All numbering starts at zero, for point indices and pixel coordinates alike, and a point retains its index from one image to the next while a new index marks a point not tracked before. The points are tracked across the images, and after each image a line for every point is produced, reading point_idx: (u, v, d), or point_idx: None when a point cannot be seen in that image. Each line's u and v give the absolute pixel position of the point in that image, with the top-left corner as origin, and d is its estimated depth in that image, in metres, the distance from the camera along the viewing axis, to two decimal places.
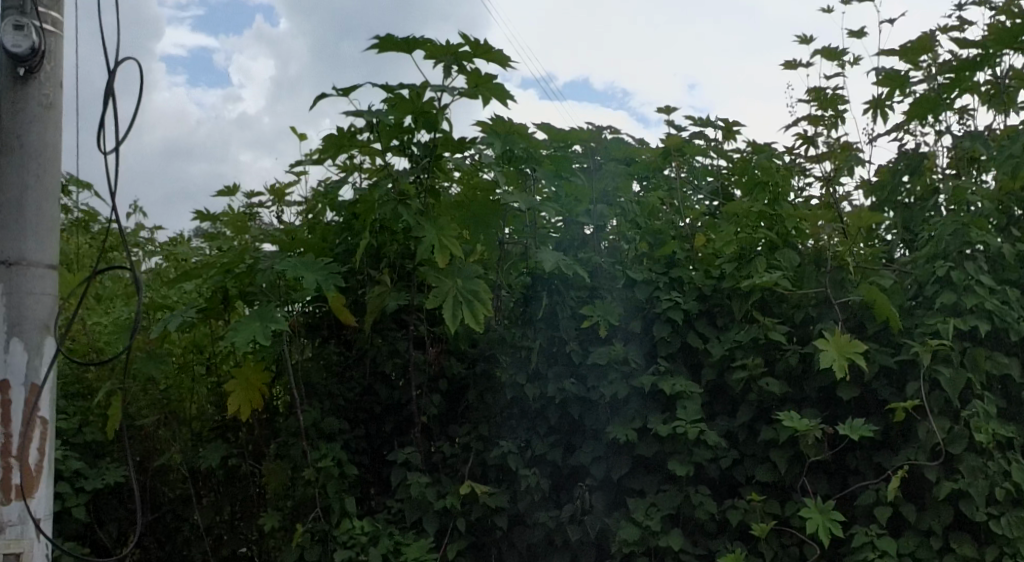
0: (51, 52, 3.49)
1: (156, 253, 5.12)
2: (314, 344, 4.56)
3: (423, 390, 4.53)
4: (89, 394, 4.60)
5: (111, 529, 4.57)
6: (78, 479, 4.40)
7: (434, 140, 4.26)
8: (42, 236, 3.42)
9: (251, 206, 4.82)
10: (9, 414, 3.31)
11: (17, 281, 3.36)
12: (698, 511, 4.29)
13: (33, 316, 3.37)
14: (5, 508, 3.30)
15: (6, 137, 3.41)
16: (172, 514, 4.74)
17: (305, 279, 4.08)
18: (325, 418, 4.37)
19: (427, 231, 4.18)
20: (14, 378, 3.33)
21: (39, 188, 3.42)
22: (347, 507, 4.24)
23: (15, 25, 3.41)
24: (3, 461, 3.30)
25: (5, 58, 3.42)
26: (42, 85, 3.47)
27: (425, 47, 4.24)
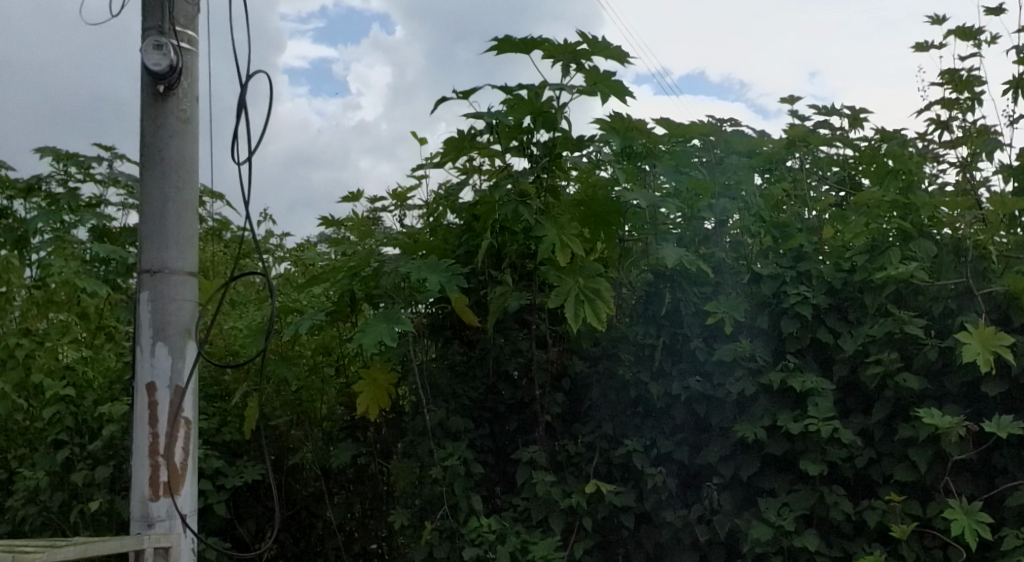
0: (188, 69, 3.66)
1: (285, 259, 5.31)
2: (438, 345, 4.60)
3: (546, 388, 4.53)
4: (225, 396, 4.81)
5: (250, 525, 4.75)
6: (219, 477, 4.58)
7: (553, 139, 4.28)
8: (183, 244, 3.58)
9: (375, 211, 4.93)
10: (156, 415, 3.48)
11: (162, 289, 3.53)
12: (833, 511, 4.17)
13: (176, 322, 3.54)
14: (154, 504, 3.46)
15: (149, 151, 3.59)
16: (306, 511, 4.89)
17: (429, 280, 4.15)
18: (451, 417, 4.42)
19: (548, 231, 4.18)
20: (160, 380, 3.50)
21: (179, 199, 3.58)
22: (475, 505, 4.29)
23: (155, 44, 3.60)
24: (151, 459, 3.47)
25: (147, 76, 3.61)
26: (180, 101, 3.64)
27: (542, 47, 4.25)
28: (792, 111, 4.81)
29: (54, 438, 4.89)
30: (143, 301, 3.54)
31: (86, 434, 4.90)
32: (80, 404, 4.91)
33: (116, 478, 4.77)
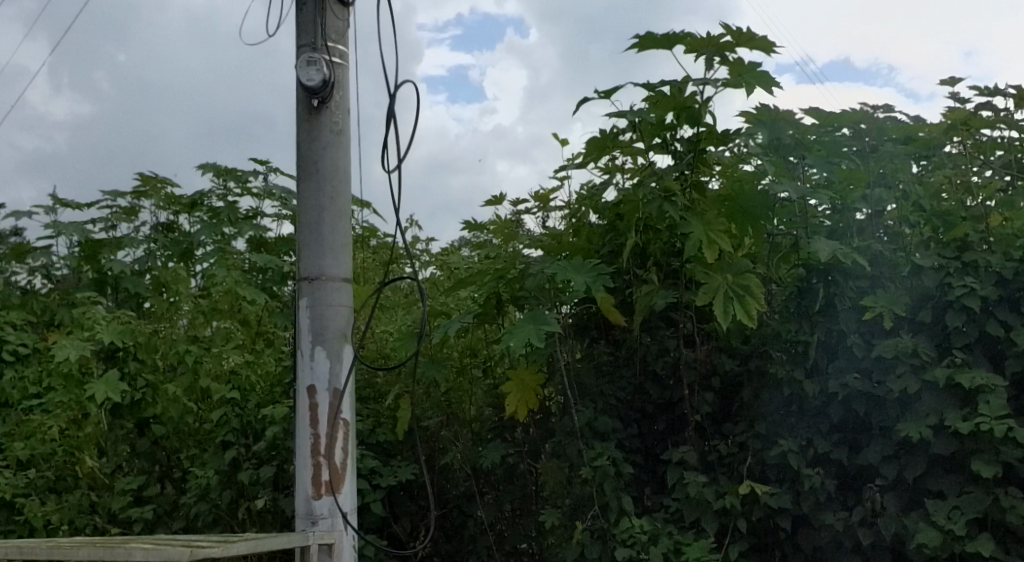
0: (339, 82, 3.79)
1: (430, 264, 5.40)
2: (584, 345, 4.59)
3: (695, 387, 4.44)
4: (378, 398, 4.93)
5: (405, 523, 4.85)
6: (374, 476, 4.70)
7: (698, 134, 4.23)
8: (338, 251, 3.70)
9: (518, 213, 4.97)
10: (317, 416, 3.60)
11: (320, 295, 3.66)
12: (1009, 515, 3.97)
13: (333, 327, 3.66)
14: (317, 503, 3.57)
15: (305, 163, 3.73)
16: (457, 510, 4.95)
17: (573, 281, 4.16)
18: (599, 417, 4.41)
19: (694, 227, 4.12)
20: (320, 383, 3.62)
21: (333, 208, 3.70)
22: (626, 505, 4.27)
23: (309, 60, 3.74)
24: (314, 459, 3.59)
25: (301, 91, 3.75)
26: (333, 114, 3.77)
27: (685, 41, 4.20)
28: (952, 94, 4.59)
29: (222, 439, 5.17)
30: (302, 307, 3.67)
31: (250, 435, 5.15)
32: (244, 407, 5.20)
33: (279, 476, 4.98)
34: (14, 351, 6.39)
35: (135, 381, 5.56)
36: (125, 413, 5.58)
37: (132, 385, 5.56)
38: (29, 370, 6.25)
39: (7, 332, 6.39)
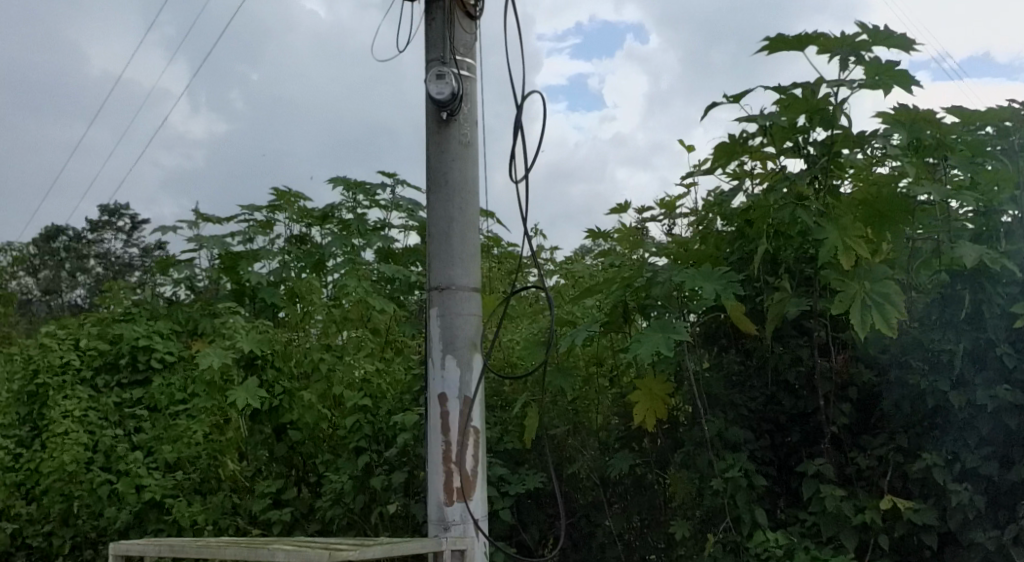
0: (467, 95, 3.85)
1: (555, 272, 5.43)
2: (713, 353, 4.54)
3: (832, 397, 4.32)
4: (505, 406, 4.94)
5: (533, 531, 4.85)
6: (502, 484, 4.71)
7: (833, 137, 4.09)
8: (467, 261, 3.74)
9: (643, 221, 4.93)
10: (448, 423, 3.64)
11: (450, 304, 3.71)
12: None
13: (463, 335, 3.70)
14: (449, 509, 3.61)
15: (434, 175, 3.79)
16: (586, 520, 4.88)
17: (704, 289, 4.11)
18: (730, 428, 4.32)
19: (829, 234, 4.01)
20: (450, 391, 3.66)
21: (462, 219, 3.75)
22: (759, 518, 4.18)
23: (438, 74, 3.81)
24: (445, 466, 3.63)
25: (431, 105, 3.81)
26: (462, 126, 3.82)
27: (818, 42, 4.10)
28: None
29: (355, 445, 5.24)
30: (433, 317, 3.73)
31: (382, 441, 5.23)
32: (376, 414, 5.29)
33: (410, 483, 5.08)
34: (162, 359, 6.68)
35: (274, 388, 5.74)
36: (264, 419, 5.77)
37: (270, 392, 5.75)
38: (176, 377, 6.53)
39: (155, 340, 6.67)
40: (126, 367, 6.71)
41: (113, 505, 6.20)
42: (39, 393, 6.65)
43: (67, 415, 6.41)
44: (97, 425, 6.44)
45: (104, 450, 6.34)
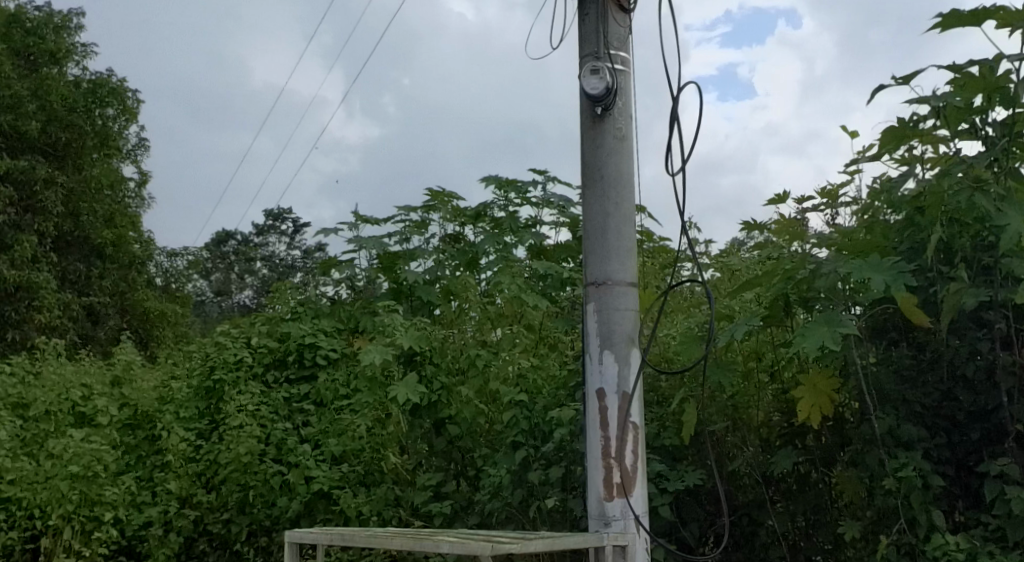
0: (622, 89, 3.82)
1: (711, 266, 5.34)
2: (882, 348, 4.34)
3: (1016, 394, 4.08)
4: (662, 402, 4.88)
5: (693, 528, 4.76)
6: (661, 480, 4.65)
7: (1015, 117, 3.94)
8: (623, 255, 3.71)
9: (804, 211, 4.76)
10: (607, 419, 3.62)
11: (607, 299, 3.69)
12: None
13: (620, 331, 3.67)
14: (609, 504, 3.59)
15: (589, 170, 3.78)
16: (748, 519, 4.74)
17: (873, 280, 3.93)
18: (902, 425, 4.14)
19: (1012, 219, 3.79)
20: (608, 386, 3.64)
21: (618, 213, 3.72)
22: (936, 520, 3.98)
23: (592, 69, 3.79)
24: (605, 462, 3.61)
25: (585, 100, 3.81)
26: (616, 120, 3.80)
27: (996, 16, 3.87)
28: None
29: (513, 439, 5.31)
30: (589, 312, 3.71)
31: (539, 436, 5.25)
32: (531, 409, 5.31)
33: (568, 478, 5.05)
34: (326, 356, 6.96)
35: (432, 383, 5.80)
36: (423, 413, 5.84)
37: (429, 387, 5.80)
38: (340, 373, 6.79)
39: (319, 339, 6.99)
40: (294, 363, 7.06)
41: (284, 494, 6.46)
42: (217, 388, 7.08)
43: (242, 409, 6.73)
44: (268, 419, 6.75)
45: (276, 443, 6.65)
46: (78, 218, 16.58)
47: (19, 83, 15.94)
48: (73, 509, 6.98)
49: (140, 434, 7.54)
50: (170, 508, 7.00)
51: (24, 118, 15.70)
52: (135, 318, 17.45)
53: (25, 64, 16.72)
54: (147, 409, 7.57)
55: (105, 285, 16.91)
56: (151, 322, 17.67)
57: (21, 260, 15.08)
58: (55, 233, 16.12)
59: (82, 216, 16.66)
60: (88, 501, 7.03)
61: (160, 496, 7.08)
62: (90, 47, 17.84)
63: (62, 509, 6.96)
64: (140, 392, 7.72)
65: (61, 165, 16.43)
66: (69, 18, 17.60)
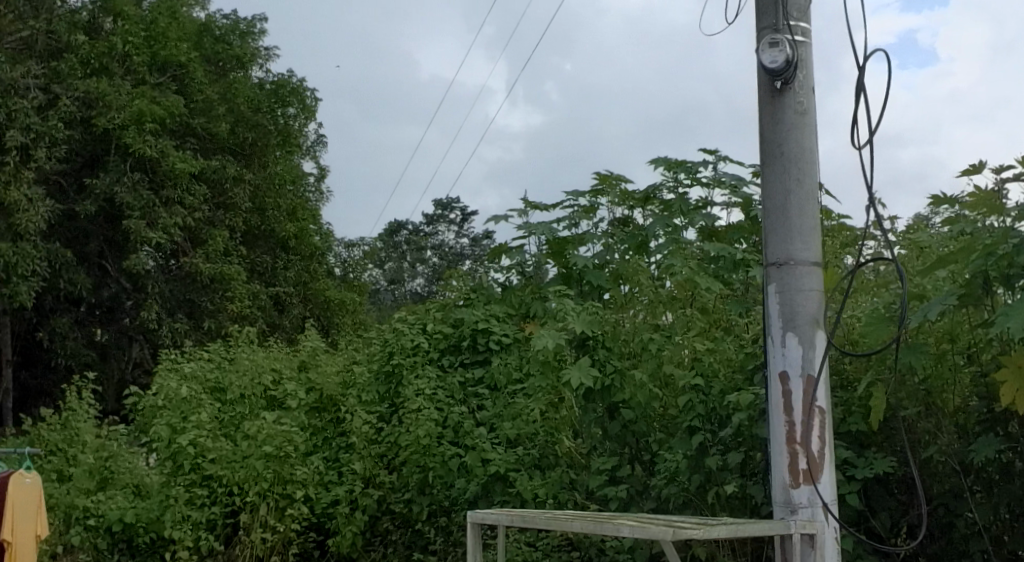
0: (803, 62, 3.67)
1: (896, 244, 5.11)
2: None
3: None
4: (847, 387, 4.68)
5: (884, 518, 4.59)
6: (848, 467, 4.50)
7: None
8: (807, 235, 3.57)
9: (1003, 181, 4.45)
10: (791, 403, 3.50)
11: (789, 279, 3.57)
12: None
13: (804, 312, 3.54)
14: (796, 491, 3.47)
15: (769, 148, 3.65)
16: (945, 508, 4.54)
17: None
18: None
19: None
20: (792, 370, 3.52)
21: (800, 190, 3.58)
22: None
23: (771, 42, 3.66)
24: (789, 448, 3.49)
25: (764, 74, 3.68)
26: (797, 94, 3.65)
27: None
28: None
29: (688, 424, 5.23)
30: (771, 294, 3.60)
31: (716, 421, 5.21)
32: (708, 393, 5.23)
33: (747, 463, 5.05)
34: (499, 341, 7.10)
35: (604, 366, 5.67)
36: (597, 397, 5.71)
37: (602, 371, 5.65)
38: (512, 357, 6.87)
39: (492, 324, 7.13)
40: (467, 348, 7.25)
41: (462, 476, 6.62)
42: (395, 372, 7.29)
43: (419, 393, 6.95)
44: (445, 402, 6.94)
45: (453, 426, 6.81)
46: (265, 213, 17.42)
47: (211, 87, 16.88)
48: (267, 486, 7.36)
49: (326, 416, 7.95)
50: (355, 487, 7.28)
51: (215, 121, 16.58)
52: (317, 307, 18.21)
53: (215, 69, 17.70)
54: (331, 393, 7.94)
55: (290, 276, 17.68)
56: (331, 310, 18.38)
57: (214, 253, 15.96)
58: (244, 227, 16.99)
59: (268, 211, 17.49)
60: (280, 479, 7.41)
61: (347, 476, 7.36)
62: (273, 49, 18.68)
63: (258, 486, 7.34)
64: (325, 376, 8.07)
65: (248, 164, 17.36)
66: (254, 24, 18.47)
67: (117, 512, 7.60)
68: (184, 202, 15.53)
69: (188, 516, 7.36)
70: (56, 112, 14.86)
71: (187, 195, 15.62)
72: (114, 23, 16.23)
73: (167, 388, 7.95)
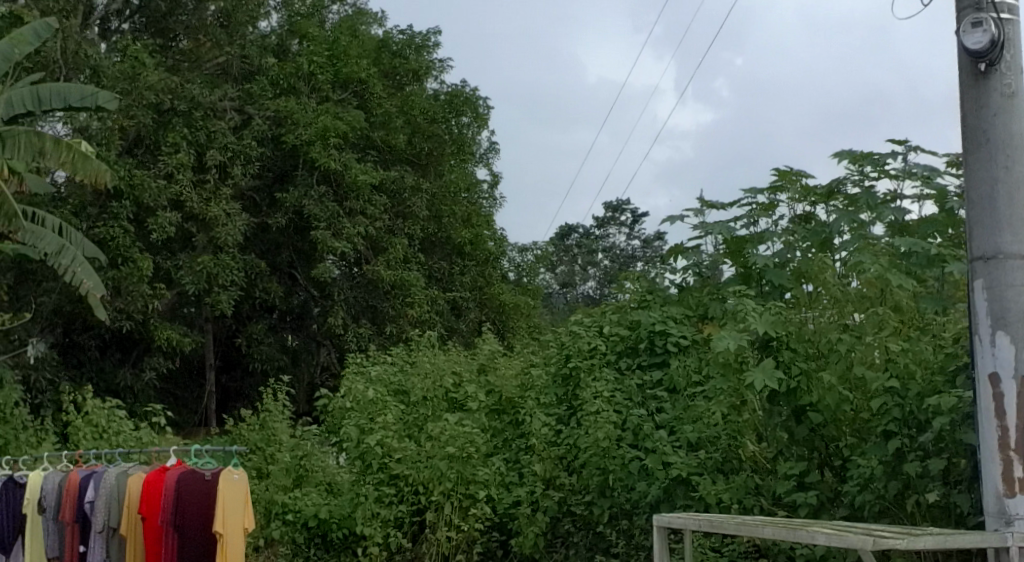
0: (1010, 40, 3.44)
1: None
2: None
3: None
4: None
5: None
6: None
7: None
8: (1017, 228, 3.35)
9: None
10: (1003, 407, 3.28)
11: (998, 275, 3.35)
12: None
13: (1017, 309, 3.32)
14: (1011, 501, 3.26)
15: (974, 134, 3.44)
16: None
17: None
18: None
19: None
20: (1004, 371, 3.30)
21: (1008, 179, 3.37)
22: None
23: (974, 22, 3.45)
24: (1003, 454, 3.29)
25: (966, 57, 3.47)
26: (1004, 76, 3.43)
27: None
28: None
29: (883, 428, 5.03)
30: (978, 290, 3.39)
31: (914, 425, 4.95)
32: (905, 396, 4.98)
33: (951, 470, 4.82)
34: (677, 342, 6.99)
35: (789, 369, 5.49)
36: (782, 401, 5.58)
37: (787, 372, 5.49)
38: (691, 359, 6.80)
39: (669, 326, 7.02)
40: (645, 351, 7.20)
41: (643, 480, 6.54)
42: (573, 375, 7.36)
43: (598, 396, 6.92)
44: (624, 405, 6.88)
45: (632, 429, 6.71)
46: (441, 220, 17.82)
47: (389, 100, 17.42)
48: (452, 486, 7.46)
49: (505, 418, 8.10)
50: (536, 489, 7.37)
51: (393, 133, 17.12)
52: (493, 310, 18.49)
53: (393, 83, 18.29)
54: (510, 395, 8.09)
55: (467, 281, 18.00)
56: (506, 314, 18.61)
57: (395, 261, 16.41)
58: (422, 235, 17.41)
59: (444, 218, 17.83)
60: (463, 480, 7.50)
61: (527, 478, 7.48)
62: (447, 61, 19.10)
63: (443, 486, 7.47)
64: (504, 379, 8.26)
65: (425, 173, 17.90)
66: (428, 37, 18.95)
67: (312, 508, 7.94)
68: (365, 212, 16.09)
69: (377, 513, 7.61)
70: (250, 132, 15.74)
71: (369, 206, 16.16)
72: (300, 44, 17.12)
73: (354, 390, 8.37)
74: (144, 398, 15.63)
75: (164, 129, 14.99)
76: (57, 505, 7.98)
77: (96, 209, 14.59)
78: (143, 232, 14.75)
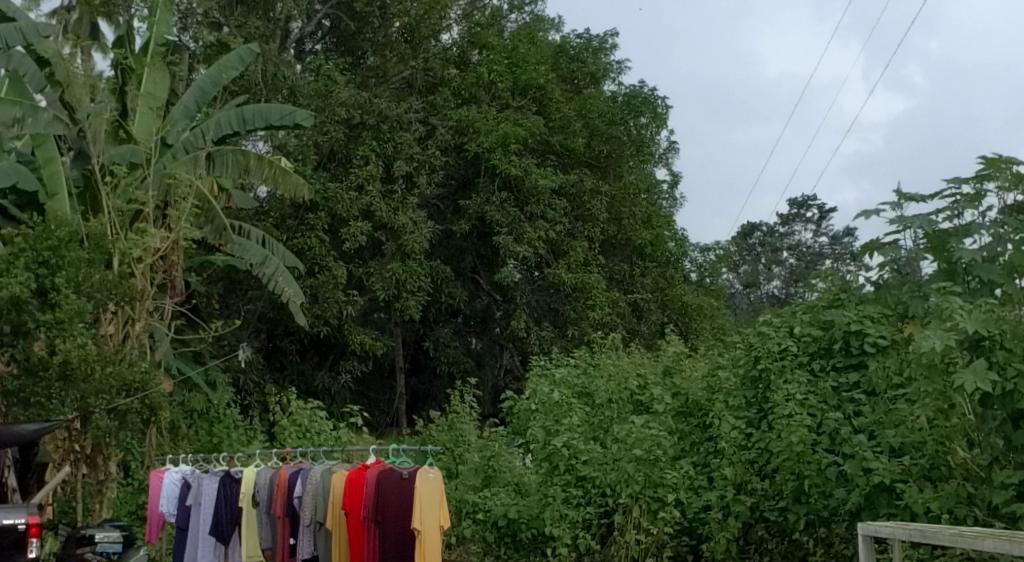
0: None
1: None
2: None
3: None
4: None
5: None
6: None
7: None
8: None
9: None
10: None
11: None
12: None
13: None
14: None
15: None
16: None
17: None
18: None
19: None
20: None
21: None
22: None
23: None
24: None
25: None
26: None
27: None
28: None
29: None
30: None
31: None
32: None
33: None
34: (875, 343, 6.76)
35: (1005, 370, 5.11)
36: (995, 402, 5.22)
37: (1001, 375, 5.11)
38: (890, 360, 6.59)
39: (866, 325, 6.77)
40: (840, 352, 6.98)
41: (842, 486, 6.33)
42: (762, 377, 7.23)
43: (790, 398, 6.71)
44: (819, 408, 6.68)
45: (829, 432, 6.51)
46: (621, 222, 17.76)
47: (568, 105, 17.51)
48: (639, 489, 7.30)
49: (692, 420, 7.98)
50: (727, 493, 7.12)
51: (572, 136, 17.20)
52: (675, 312, 18.23)
53: (571, 87, 18.39)
54: (697, 398, 7.99)
55: (647, 282, 17.86)
56: (688, 316, 18.30)
57: (575, 264, 16.46)
58: (602, 237, 17.40)
59: (624, 220, 17.78)
60: (651, 482, 7.34)
61: (719, 482, 7.27)
62: (624, 63, 19.03)
63: (631, 488, 7.32)
64: (691, 382, 8.18)
65: (604, 175, 17.90)
66: (606, 39, 18.92)
67: (501, 508, 8.06)
68: (546, 216, 16.24)
69: (565, 514, 7.58)
70: (434, 142, 16.22)
71: (549, 210, 16.31)
72: (480, 54, 17.47)
73: (540, 392, 8.56)
74: (340, 399, 16.35)
75: (354, 142, 15.66)
76: (269, 499, 8.47)
77: (294, 221, 15.40)
78: (337, 242, 15.44)
